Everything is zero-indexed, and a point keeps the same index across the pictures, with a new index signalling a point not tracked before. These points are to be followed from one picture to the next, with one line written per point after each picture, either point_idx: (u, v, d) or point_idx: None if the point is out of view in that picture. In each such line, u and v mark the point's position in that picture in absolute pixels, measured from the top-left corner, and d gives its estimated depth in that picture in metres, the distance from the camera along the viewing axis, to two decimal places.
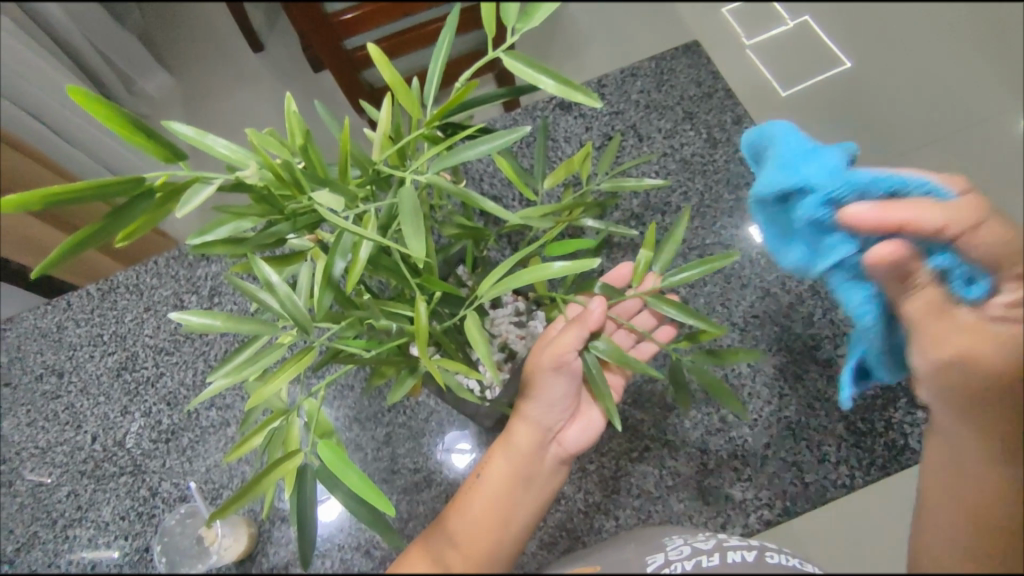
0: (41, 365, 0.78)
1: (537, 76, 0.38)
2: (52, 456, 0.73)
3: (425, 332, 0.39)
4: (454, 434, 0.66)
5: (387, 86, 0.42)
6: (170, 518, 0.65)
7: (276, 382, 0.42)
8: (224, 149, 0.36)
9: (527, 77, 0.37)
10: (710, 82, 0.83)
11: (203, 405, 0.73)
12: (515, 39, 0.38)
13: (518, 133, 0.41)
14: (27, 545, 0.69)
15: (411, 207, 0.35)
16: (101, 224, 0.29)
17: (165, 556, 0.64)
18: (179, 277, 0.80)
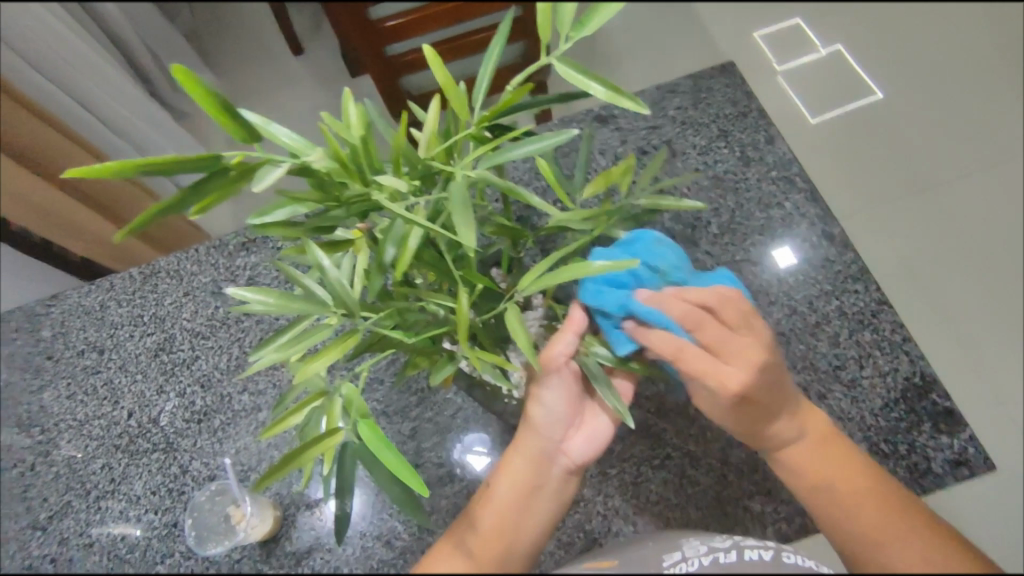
0: (83, 341, 0.81)
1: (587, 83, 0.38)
2: (89, 428, 0.75)
3: (466, 322, 0.40)
4: (474, 436, 0.67)
5: (440, 88, 0.44)
6: (200, 495, 0.69)
7: (321, 362, 0.43)
8: (287, 138, 0.38)
9: (577, 84, 0.38)
10: (744, 102, 0.84)
11: (236, 389, 0.75)
12: (569, 46, 0.39)
13: (563, 137, 0.43)
14: (60, 513, 0.71)
15: (460, 199, 0.36)
16: (182, 197, 0.31)
17: (195, 530, 0.67)
18: (218, 265, 0.83)
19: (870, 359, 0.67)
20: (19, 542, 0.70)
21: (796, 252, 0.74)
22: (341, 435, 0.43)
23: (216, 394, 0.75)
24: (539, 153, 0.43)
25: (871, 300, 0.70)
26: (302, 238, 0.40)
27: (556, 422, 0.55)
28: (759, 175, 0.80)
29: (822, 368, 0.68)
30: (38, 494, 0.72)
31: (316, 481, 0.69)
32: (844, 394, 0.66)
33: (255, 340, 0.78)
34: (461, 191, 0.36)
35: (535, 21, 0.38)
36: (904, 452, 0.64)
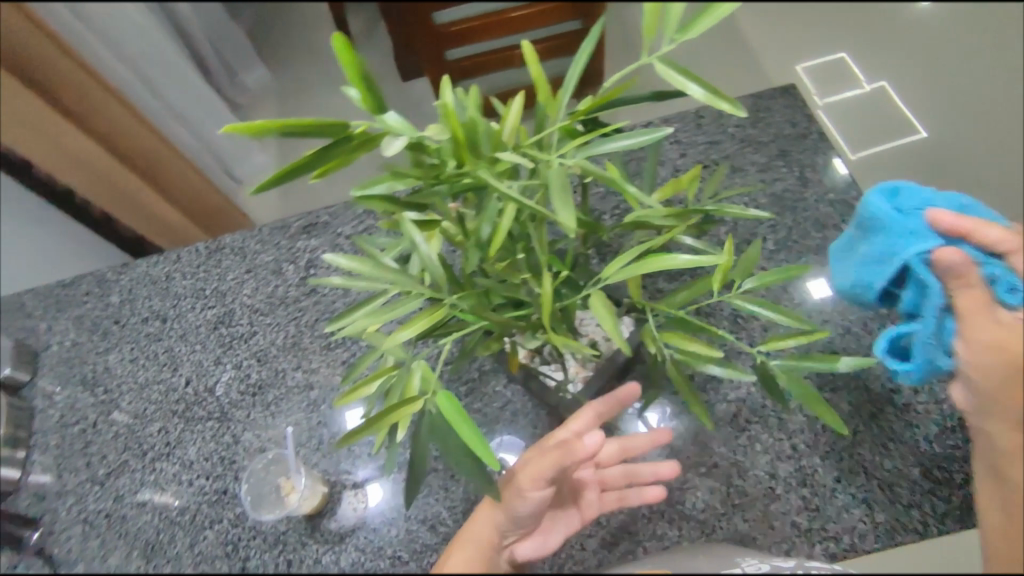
0: (147, 310, 0.84)
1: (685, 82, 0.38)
2: (149, 392, 0.78)
3: (550, 307, 0.42)
4: (509, 439, 0.67)
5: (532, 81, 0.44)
6: (258, 462, 0.71)
7: (405, 332, 0.45)
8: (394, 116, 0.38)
9: (676, 84, 0.38)
10: (804, 123, 0.84)
11: (290, 365, 0.77)
12: (671, 48, 0.40)
13: (657, 134, 0.43)
14: (116, 471, 0.74)
15: (560, 185, 0.37)
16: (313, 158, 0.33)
17: (250, 495, 0.70)
18: (280, 246, 0.85)
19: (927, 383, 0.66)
20: (77, 496, 0.73)
21: None
22: (422, 404, 0.45)
23: (272, 368, 0.77)
24: (634, 148, 0.44)
25: None
26: (399, 212, 0.42)
27: (514, 528, 0.57)
28: (817, 196, 0.79)
29: (876, 390, 0.65)
30: (98, 450, 0.75)
31: (363, 460, 0.71)
32: (898, 416, 0.64)
33: (311, 319, 0.80)
34: (561, 177, 0.38)
35: (640, 21, 0.38)
36: (960, 481, 0.61)
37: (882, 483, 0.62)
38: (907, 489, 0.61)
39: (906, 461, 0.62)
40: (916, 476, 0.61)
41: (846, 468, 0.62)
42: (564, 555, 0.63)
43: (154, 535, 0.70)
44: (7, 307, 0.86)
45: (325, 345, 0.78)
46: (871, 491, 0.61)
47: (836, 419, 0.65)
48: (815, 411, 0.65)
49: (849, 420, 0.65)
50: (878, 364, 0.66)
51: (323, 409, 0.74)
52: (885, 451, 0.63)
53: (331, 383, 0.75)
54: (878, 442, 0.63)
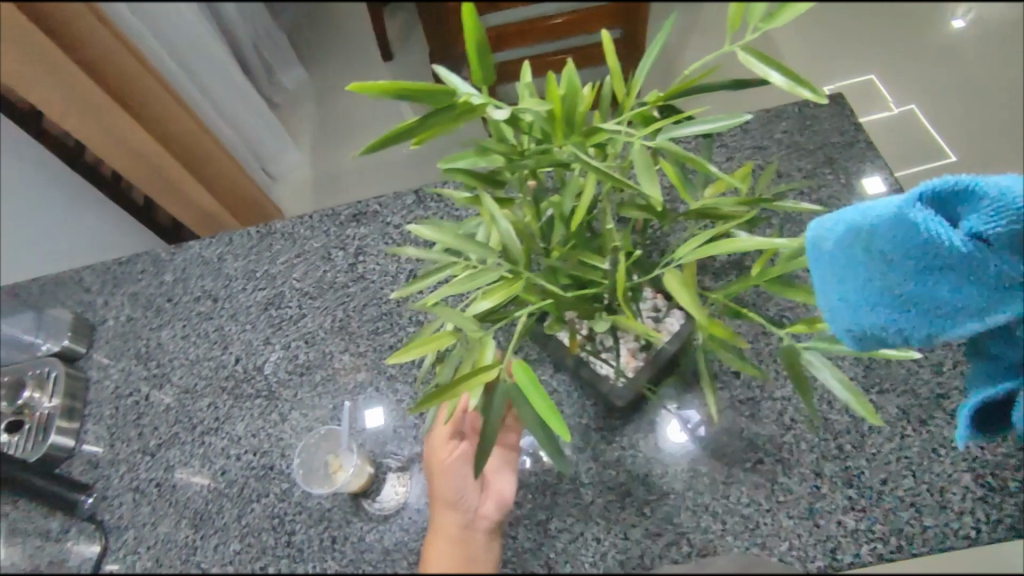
0: (200, 289, 0.86)
1: (767, 70, 0.39)
2: (200, 368, 0.81)
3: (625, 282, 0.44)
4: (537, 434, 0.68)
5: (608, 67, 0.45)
6: (310, 437, 0.73)
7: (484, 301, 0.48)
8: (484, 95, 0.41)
9: (759, 73, 0.38)
10: (852, 132, 0.81)
11: (338, 348, 0.79)
12: (755, 37, 0.40)
13: (736, 120, 0.44)
14: (167, 443, 0.76)
15: (643, 162, 0.40)
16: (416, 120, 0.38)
17: (302, 468, 0.72)
18: (329, 233, 0.86)
19: None
20: (129, 464, 0.75)
21: None
22: (497, 373, 0.47)
23: (320, 350, 0.79)
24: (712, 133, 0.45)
25: None
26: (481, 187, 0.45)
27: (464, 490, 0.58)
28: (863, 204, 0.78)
29: (924, 395, 0.65)
30: (150, 421, 0.78)
31: (409, 441, 0.72)
32: (948, 422, 0.64)
33: (359, 305, 0.81)
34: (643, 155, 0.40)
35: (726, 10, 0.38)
36: (1013, 490, 0.60)
37: (931, 488, 0.61)
38: (957, 494, 0.61)
39: (957, 467, 0.62)
40: (968, 481, 0.61)
41: (894, 471, 0.62)
42: (607, 542, 0.63)
43: (203, 505, 0.72)
44: (65, 281, 0.89)
45: (372, 330, 0.79)
46: (920, 495, 0.61)
47: (883, 422, 0.65)
48: (862, 413, 0.65)
49: (897, 424, 0.64)
50: (925, 369, 0.66)
51: (369, 391, 0.75)
52: (935, 455, 0.63)
53: (378, 367, 0.76)
54: (928, 446, 0.63)
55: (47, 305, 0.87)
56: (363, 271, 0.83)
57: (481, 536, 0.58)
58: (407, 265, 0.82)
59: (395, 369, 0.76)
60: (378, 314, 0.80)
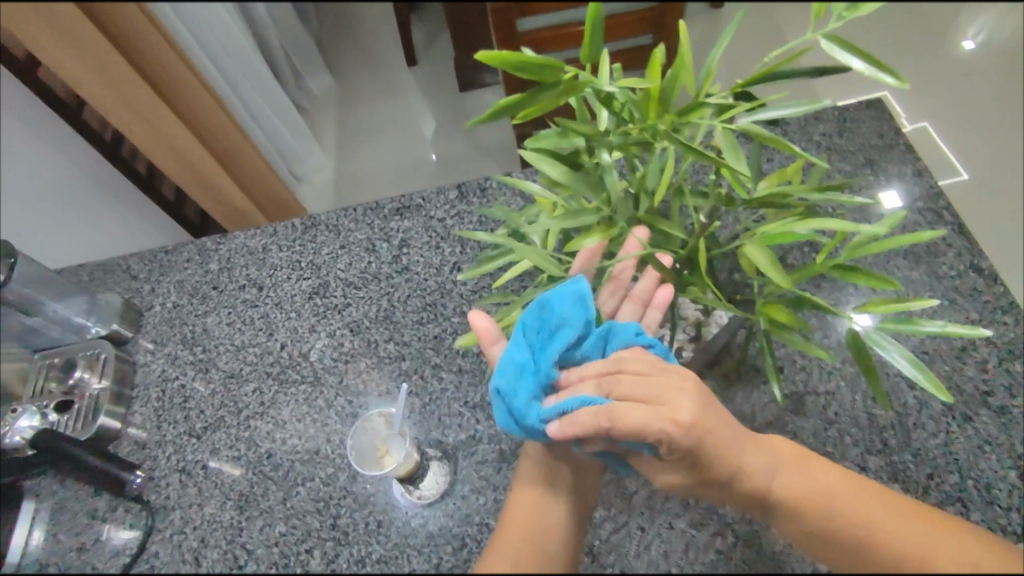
0: (245, 278, 0.87)
1: (849, 58, 0.43)
2: (245, 354, 0.82)
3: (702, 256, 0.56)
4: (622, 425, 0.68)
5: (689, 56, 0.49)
6: (368, 415, 0.73)
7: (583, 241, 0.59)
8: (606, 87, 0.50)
9: (842, 60, 0.43)
10: (891, 136, 0.83)
11: (383, 337, 0.80)
12: (839, 24, 0.42)
13: (815, 105, 0.51)
14: (213, 426, 0.77)
15: (728, 143, 0.51)
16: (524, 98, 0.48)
17: (356, 449, 0.72)
18: (373, 226, 0.87)
19: (1022, 390, 0.66)
20: (176, 446, 0.77)
21: (944, 279, 0.72)
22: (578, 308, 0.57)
23: (365, 339, 0.80)
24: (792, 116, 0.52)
25: (1022, 333, 0.68)
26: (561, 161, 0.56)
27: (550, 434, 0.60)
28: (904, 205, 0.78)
29: (968, 392, 0.66)
30: (195, 405, 0.79)
31: (453, 429, 0.73)
32: (993, 420, 0.64)
33: (403, 295, 0.82)
34: (728, 137, 0.51)
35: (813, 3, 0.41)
36: None
37: (978, 484, 0.62)
38: (1004, 491, 0.61)
39: (1003, 464, 0.63)
40: (1014, 478, 0.62)
41: (940, 467, 0.63)
42: (653, 531, 0.64)
43: (248, 488, 0.73)
44: (112, 269, 0.91)
45: (417, 320, 0.80)
46: (967, 491, 0.62)
47: (928, 418, 0.65)
48: (907, 409, 0.66)
49: (942, 420, 0.65)
50: (968, 367, 0.67)
51: (413, 379, 0.76)
52: (981, 452, 0.63)
53: (422, 356, 0.78)
54: (974, 443, 0.64)
55: (95, 291, 0.89)
56: (407, 263, 0.85)
57: (568, 469, 0.60)
58: (451, 257, 0.84)
59: (439, 358, 0.77)
60: (423, 304, 0.81)
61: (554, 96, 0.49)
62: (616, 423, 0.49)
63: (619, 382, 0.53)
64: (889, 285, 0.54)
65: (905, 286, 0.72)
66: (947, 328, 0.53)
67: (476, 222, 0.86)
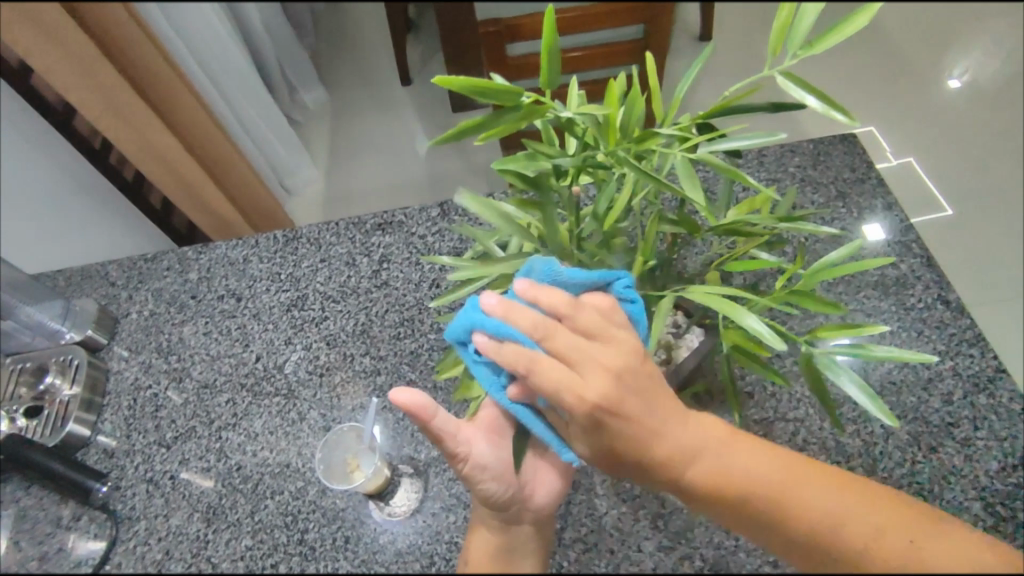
0: (223, 288, 0.87)
1: (805, 95, 0.44)
2: (220, 364, 0.81)
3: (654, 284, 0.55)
4: None
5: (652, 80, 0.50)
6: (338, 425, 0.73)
7: None
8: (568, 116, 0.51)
9: (796, 96, 0.44)
10: (864, 169, 0.84)
11: (359, 351, 0.80)
12: (794, 63, 0.43)
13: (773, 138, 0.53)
14: (184, 436, 0.77)
15: (687, 171, 0.52)
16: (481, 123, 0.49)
17: (324, 463, 0.72)
18: (354, 240, 0.87)
19: (988, 422, 0.67)
20: (144, 456, 0.76)
21: (912, 311, 0.74)
22: None
23: (340, 352, 0.80)
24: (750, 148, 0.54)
25: (987, 365, 0.70)
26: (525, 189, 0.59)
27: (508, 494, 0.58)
28: (875, 236, 0.79)
29: (934, 422, 0.67)
30: (167, 415, 0.79)
31: (426, 446, 0.73)
32: (958, 450, 0.65)
33: (381, 310, 0.82)
34: (687, 165, 0.52)
35: (769, 36, 0.42)
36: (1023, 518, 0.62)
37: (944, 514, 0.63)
38: (970, 523, 0.62)
39: (968, 496, 0.63)
40: (979, 510, 0.62)
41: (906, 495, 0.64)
42: (621, 554, 0.64)
43: (216, 500, 0.72)
44: (91, 275, 0.91)
45: (393, 335, 0.80)
46: None
47: (895, 447, 0.66)
48: (874, 438, 0.67)
49: (908, 449, 0.66)
50: (934, 398, 0.68)
51: (388, 394, 0.76)
52: (947, 483, 0.64)
53: (398, 372, 0.78)
54: (939, 474, 0.64)
55: (71, 296, 0.89)
56: (386, 278, 0.85)
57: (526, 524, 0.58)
58: (430, 273, 0.84)
59: (414, 374, 0.77)
60: (400, 320, 0.81)
61: (514, 118, 0.50)
62: (534, 368, 0.47)
63: (557, 331, 0.48)
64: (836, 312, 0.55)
65: (872, 315, 0.74)
66: (894, 352, 0.55)
67: (455, 240, 0.86)
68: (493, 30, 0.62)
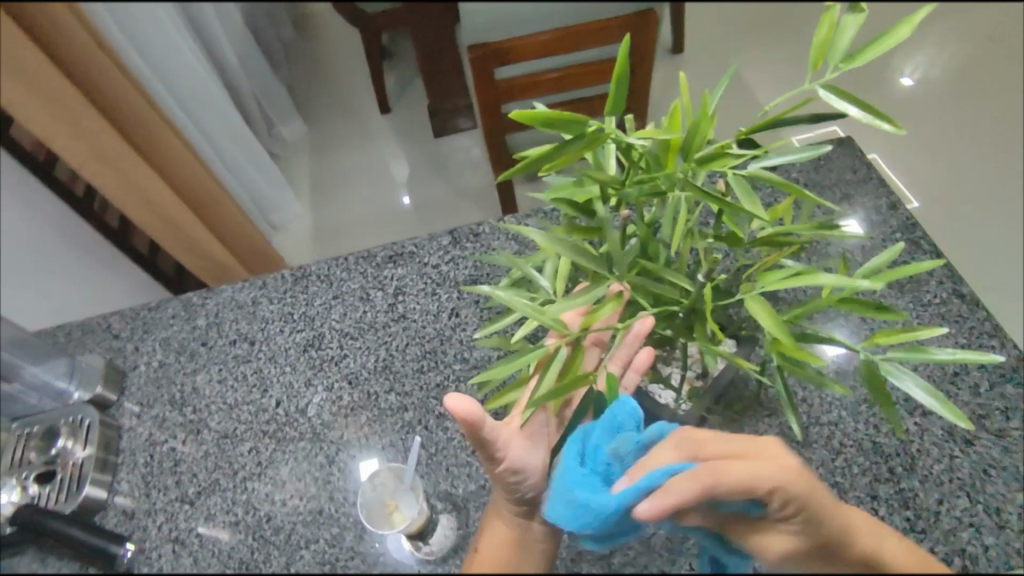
0: (235, 332, 0.85)
1: (846, 106, 0.47)
2: (239, 412, 0.79)
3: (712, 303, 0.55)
4: None
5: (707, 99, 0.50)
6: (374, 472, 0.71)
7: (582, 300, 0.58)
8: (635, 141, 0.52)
9: (840, 106, 0.46)
10: (865, 170, 0.86)
11: (382, 388, 0.78)
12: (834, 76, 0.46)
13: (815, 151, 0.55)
14: (208, 490, 0.74)
15: (743, 187, 0.52)
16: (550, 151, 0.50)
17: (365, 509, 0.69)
18: (367, 274, 0.86)
19: (1018, 411, 0.68)
20: (167, 514, 0.73)
21: (929, 306, 0.75)
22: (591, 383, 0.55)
23: (364, 391, 0.78)
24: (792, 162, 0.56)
25: (1009, 354, 0.71)
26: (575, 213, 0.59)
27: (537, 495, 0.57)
28: (884, 235, 0.81)
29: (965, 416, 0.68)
30: (187, 469, 0.76)
31: (462, 480, 0.71)
32: (992, 442, 0.66)
33: (401, 344, 0.81)
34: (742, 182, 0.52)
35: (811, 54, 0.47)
36: None
37: (988, 507, 0.63)
38: (1014, 513, 0.63)
39: (1008, 486, 0.64)
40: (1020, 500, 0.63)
41: (948, 491, 0.64)
42: None
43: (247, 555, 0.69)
44: (92, 329, 0.88)
45: (417, 369, 0.79)
46: (977, 515, 0.63)
47: (931, 443, 0.67)
48: (909, 435, 0.67)
49: (944, 444, 0.67)
50: (962, 392, 0.69)
51: (418, 430, 0.75)
52: (986, 475, 0.65)
53: (426, 407, 0.77)
54: (977, 467, 0.65)
55: (74, 352, 0.85)
56: (404, 311, 0.84)
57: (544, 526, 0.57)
58: (448, 303, 0.84)
59: (443, 408, 0.76)
60: (422, 353, 0.80)
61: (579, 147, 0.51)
62: (721, 475, 0.44)
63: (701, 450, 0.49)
64: (898, 317, 0.55)
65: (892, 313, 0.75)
66: (960, 353, 0.53)
67: (470, 267, 0.86)
68: (480, 56, 0.57)
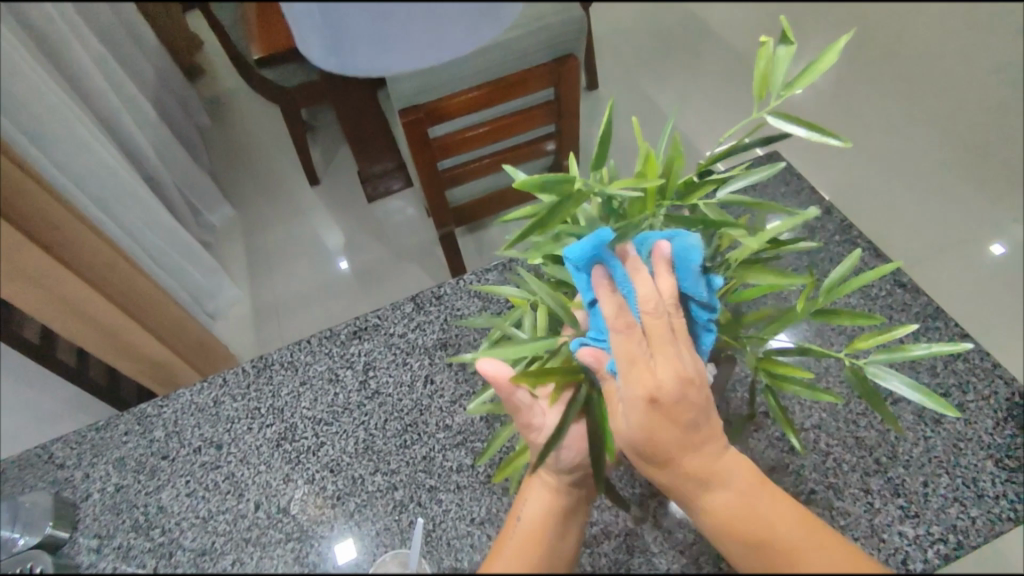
0: (199, 438, 0.80)
1: (793, 128, 0.52)
2: (214, 524, 0.73)
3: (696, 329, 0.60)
4: None
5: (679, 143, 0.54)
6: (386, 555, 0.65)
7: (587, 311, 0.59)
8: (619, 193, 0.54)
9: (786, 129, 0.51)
10: (794, 182, 0.92)
11: (367, 470, 0.75)
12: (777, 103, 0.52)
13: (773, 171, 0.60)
14: None
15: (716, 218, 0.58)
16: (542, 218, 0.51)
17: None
18: (332, 354, 0.84)
19: (972, 384, 0.73)
20: None
21: (878, 299, 0.80)
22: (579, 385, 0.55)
23: (348, 477, 0.75)
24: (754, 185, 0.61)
25: (954, 333, 0.76)
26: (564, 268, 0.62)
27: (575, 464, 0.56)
28: (825, 239, 0.86)
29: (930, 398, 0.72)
30: None
31: (466, 552, 0.69)
32: (957, 419, 0.70)
33: (380, 421, 0.78)
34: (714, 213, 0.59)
35: (753, 86, 0.54)
36: None
37: (966, 480, 0.67)
38: (989, 481, 0.67)
39: (979, 456, 0.68)
40: (991, 467, 0.67)
41: (931, 472, 0.67)
42: None
43: None
44: (32, 462, 0.80)
45: (400, 444, 0.77)
46: (959, 489, 0.66)
47: (907, 427, 0.70)
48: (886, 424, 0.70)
49: (918, 427, 0.70)
50: (922, 375, 0.74)
51: (412, 509, 0.72)
52: (958, 449, 0.69)
53: (416, 482, 0.74)
54: (950, 443, 0.69)
55: (12, 492, 0.77)
56: (376, 386, 0.81)
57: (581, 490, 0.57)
58: (422, 370, 0.82)
59: (434, 480, 0.74)
60: (402, 427, 0.78)
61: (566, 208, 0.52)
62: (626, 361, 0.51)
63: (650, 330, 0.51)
64: (870, 320, 0.59)
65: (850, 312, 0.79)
66: (933, 347, 0.56)
67: (437, 329, 0.85)
68: (414, 117, 0.82)
